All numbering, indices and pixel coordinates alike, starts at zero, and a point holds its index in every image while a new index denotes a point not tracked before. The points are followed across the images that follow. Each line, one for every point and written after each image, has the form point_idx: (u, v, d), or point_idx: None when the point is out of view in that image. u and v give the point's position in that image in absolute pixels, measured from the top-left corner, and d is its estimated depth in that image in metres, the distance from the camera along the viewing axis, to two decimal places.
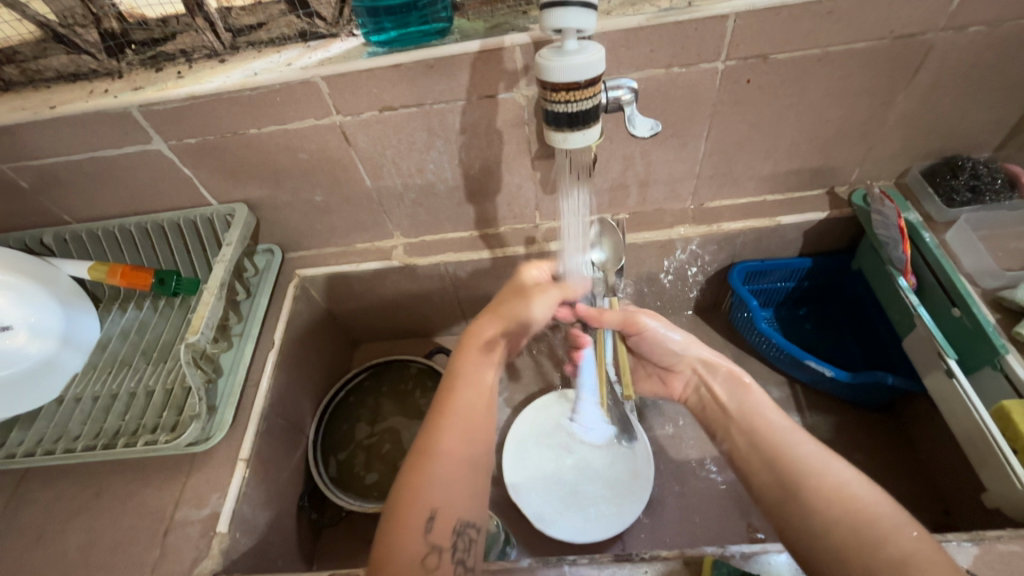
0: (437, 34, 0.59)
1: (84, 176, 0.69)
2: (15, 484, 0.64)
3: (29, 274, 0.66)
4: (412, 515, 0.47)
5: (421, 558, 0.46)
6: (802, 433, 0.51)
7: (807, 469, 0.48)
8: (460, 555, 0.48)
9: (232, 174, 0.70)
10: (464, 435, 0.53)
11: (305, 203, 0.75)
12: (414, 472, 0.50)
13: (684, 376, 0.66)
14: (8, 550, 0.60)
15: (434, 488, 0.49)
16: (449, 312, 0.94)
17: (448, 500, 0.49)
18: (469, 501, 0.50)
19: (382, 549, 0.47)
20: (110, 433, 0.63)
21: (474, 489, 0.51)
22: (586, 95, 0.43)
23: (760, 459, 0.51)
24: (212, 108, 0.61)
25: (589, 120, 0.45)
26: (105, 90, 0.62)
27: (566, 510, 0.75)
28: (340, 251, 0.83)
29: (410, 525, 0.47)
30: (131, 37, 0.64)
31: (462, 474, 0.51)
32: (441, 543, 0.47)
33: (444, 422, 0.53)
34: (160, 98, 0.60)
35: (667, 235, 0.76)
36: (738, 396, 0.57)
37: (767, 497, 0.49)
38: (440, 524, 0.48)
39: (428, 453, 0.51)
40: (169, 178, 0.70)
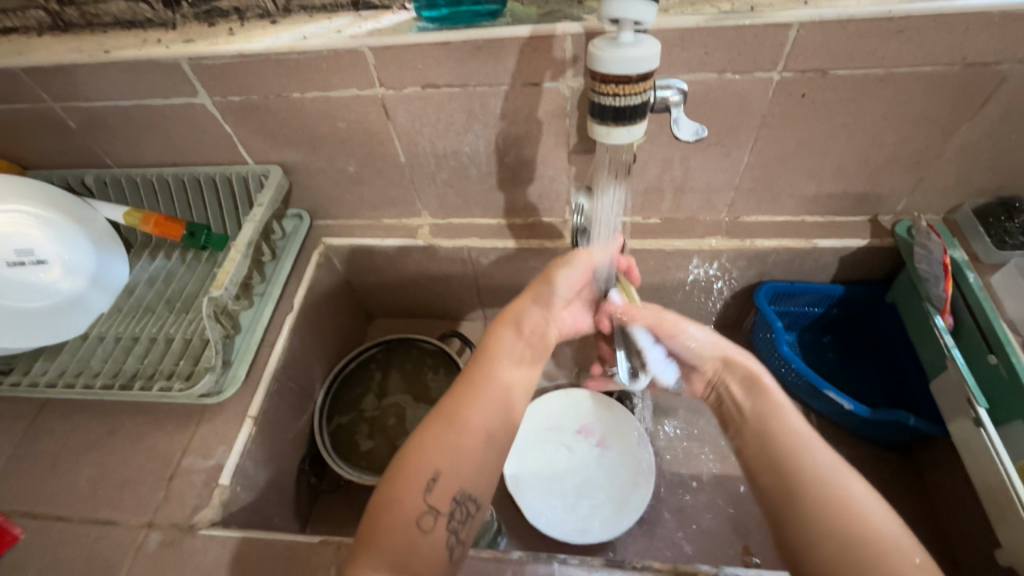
0: (488, 15, 0.58)
1: (130, 123, 0.70)
2: (34, 412, 0.67)
3: (68, 212, 0.68)
4: (411, 476, 0.48)
5: (415, 519, 0.47)
6: (821, 441, 0.49)
7: (815, 478, 0.46)
8: (453, 526, 0.48)
9: (270, 135, 0.70)
10: (491, 408, 0.53)
11: (338, 172, 0.75)
12: (427, 434, 0.51)
13: (706, 375, 0.61)
14: (24, 474, 0.62)
15: (441, 454, 0.49)
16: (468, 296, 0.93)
17: (456, 469, 0.49)
18: (475, 476, 0.50)
19: (380, 500, 0.48)
20: (129, 374, 0.65)
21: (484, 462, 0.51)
22: (635, 90, 0.42)
23: (768, 461, 0.49)
24: (259, 67, 0.62)
25: (635, 117, 0.44)
26: (158, 40, 0.63)
27: (565, 506, 0.75)
28: (367, 224, 0.84)
29: (402, 484, 0.48)
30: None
31: (478, 445, 0.51)
32: (441, 506, 0.48)
33: (474, 394, 0.54)
34: (210, 52, 0.61)
35: (696, 247, 0.75)
36: (755, 398, 0.55)
37: (768, 500, 0.48)
38: (440, 488, 0.48)
39: (445, 418, 0.52)
40: (210, 134, 0.71)
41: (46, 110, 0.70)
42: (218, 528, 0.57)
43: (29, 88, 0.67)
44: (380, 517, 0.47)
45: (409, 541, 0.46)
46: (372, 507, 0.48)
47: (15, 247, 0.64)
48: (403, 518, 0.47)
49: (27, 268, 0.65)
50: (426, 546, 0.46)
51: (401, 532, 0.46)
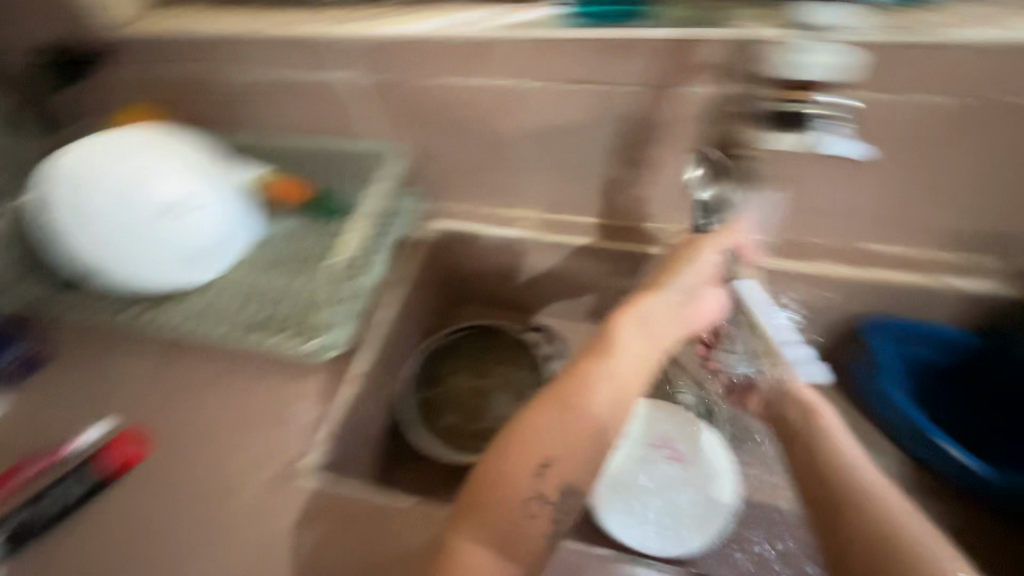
0: (627, 16, 0.59)
1: (272, 95, 0.76)
2: (161, 350, 0.74)
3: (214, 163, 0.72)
4: (519, 464, 0.50)
5: (525, 500, 0.50)
6: (897, 492, 0.51)
7: (879, 521, 0.48)
8: (558, 512, 0.51)
9: (394, 116, 0.74)
10: (609, 401, 0.52)
11: (450, 158, 0.78)
12: (534, 427, 0.51)
13: (763, 394, 0.67)
14: (150, 402, 0.69)
15: (549, 437, 0.50)
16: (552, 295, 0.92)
17: (568, 454, 0.50)
18: (584, 463, 0.51)
19: (487, 476, 0.51)
20: (248, 323, 0.70)
21: (595, 446, 0.51)
22: (800, 96, 0.51)
23: (833, 494, 0.52)
24: (401, 52, 0.66)
25: (802, 118, 0.51)
26: (310, 21, 0.68)
27: (630, 513, 0.68)
28: (465, 211, 0.84)
29: (508, 470, 0.50)
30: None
31: (586, 441, 0.51)
32: (550, 493, 0.51)
33: (588, 397, 0.51)
34: (360, 34, 0.65)
35: (770, 262, 0.74)
36: (812, 426, 0.59)
37: (822, 514, 0.52)
38: (549, 478, 0.50)
39: (549, 411, 0.51)
40: (339, 110, 0.76)
41: (197, 77, 0.76)
42: (322, 473, 0.62)
43: (189, 54, 0.73)
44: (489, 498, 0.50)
45: (521, 521, 0.50)
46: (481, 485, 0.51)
47: (159, 197, 0.66)
48: (516, 503, 0.49)
49: None
50: (528, 526, 0.50)
51: (509, 509, 0.50)
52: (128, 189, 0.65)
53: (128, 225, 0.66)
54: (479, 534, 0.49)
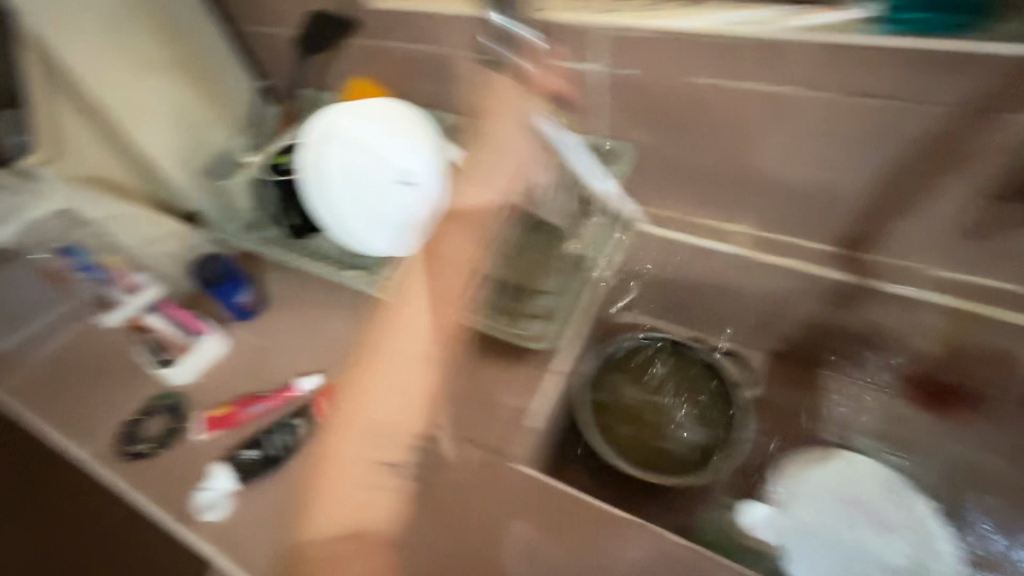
0: (965, 27, 0.51)
1: None
2: (374, 311, 0.78)
3: (437, 141, 0.75)
4: (342, 437, 0.56)
5: (355, 475, 0.55)
6: None
7: None
8: (404, 463, 0.58)
9: (635, 113, 0.72)
10: (412, 356, 0.61)
11: (678, 163, 0.74)
12: (359, 416, 0.57)
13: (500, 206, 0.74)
14: (365, 363, 0.72)
15: (375, 409, 0.57)
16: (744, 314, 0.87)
17: (398, 428, 0.58)
18: (415, 416, 0.59)
19: (326, 447, 0.56)
20: (466, 300, 0.75)
21: (425, 405, 0.60)
22: None
23: None
24: (670, 48, 0.63)
25: None
26: (577, 8, 0.68)
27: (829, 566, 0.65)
28: (675, 217, 0.80)
29: (335, 443, 0.56)
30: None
31: (404, 377, 0.60)
32: (396, 459, 0.57)
33: (398, 306, 0.62)
34: (636, 24, 0.63)
35: None
36: None
37: None
38: (379, 437, 0.57)
39: (380, 367, 0.59)
40: (574, 101, 0.73)
41: (440, 54, 0.77)
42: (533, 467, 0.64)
43: (440, 32, 0.74)
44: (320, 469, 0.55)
45: (343, 500, 0.54)
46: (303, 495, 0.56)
47: (398, 163, 0.73)
48: (344, 466, 0.55)
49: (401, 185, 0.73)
50: (369, 501, 0.55)
51: (360, 474, 0.55)
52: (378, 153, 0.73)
53: (363, 184, 0.73)
54: (316, 517, 0.54)
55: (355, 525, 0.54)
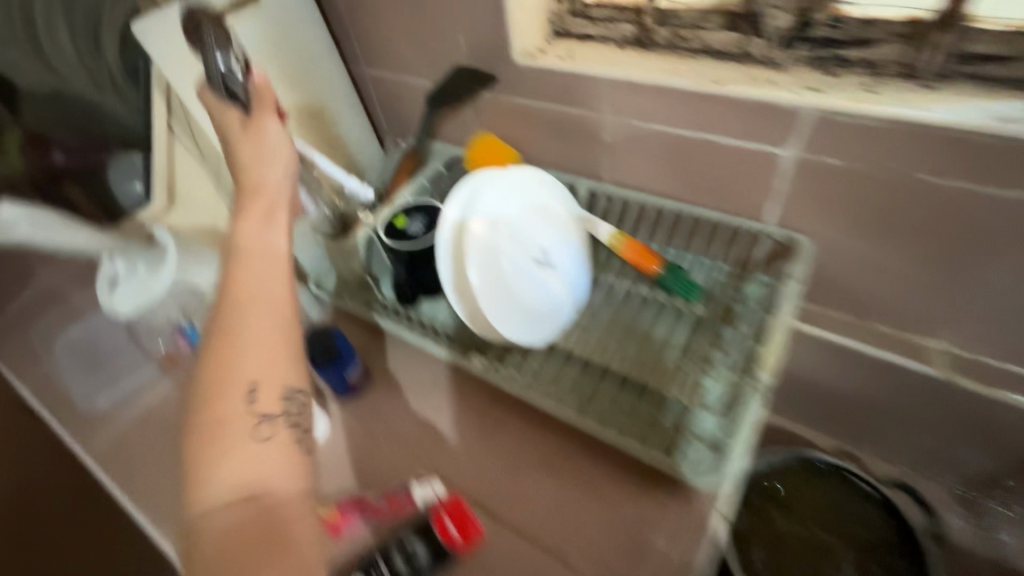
0: None
1: (667, 153, 0.67)
2: (487, 401, 0.68)
3: (568, 214, 0.69)
4: (228, 387, 0.52)
5: (243, 430, 0.51)
6: None
7: None
8: (292, 419, 0.54)
9: (822, 205, 0.61)
10: (266, 297, 0.56)
11: (870, 265, 0.62)
12: (244, 318, 0.54)
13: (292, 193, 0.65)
14: (486, 470, 0.63)
15: (251, 359, 0.53)
16: (911, 424, 0.75)
17: (270, 373, 0.53)
18: (272, 360, 0.54)
19: (209, 432, 0.50)
20: (608, 412, 0.63)
21: (274, 366, 0.54)
22: None
23: None
24: (899, 140, 0.52)
25: None
26: (772, 81, 0.57)
27: None
28: (843, 318, 0.69)
29: (220, 395, 0.51)
30: (809, 32, 0.56)
31: (266, 346, 0.54)
32: (263, 416, 0.52)
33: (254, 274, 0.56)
34: (857, 109, 0.52)
35: None
36: None
37: None
38: (261, 395, 0.52)
39: (237, 332, 0.54)
40: (747, 183, 0.64)
41: (589, 119, 0.70)
42: None
43: (597, 97, 0.67)
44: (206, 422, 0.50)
45: (236, 455, 0.49)
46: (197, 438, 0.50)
47: (534, 240, 0.65)
48: (234, 427, 0.50)
49: (539, 266, 0.65)
50: (261, 454, 0.51)
51: (243, 446, 0.50)
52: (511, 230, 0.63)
53: (500, 264, 0.62)
54: (220, 478, 0.48)
55: (253, 485, 0.49)
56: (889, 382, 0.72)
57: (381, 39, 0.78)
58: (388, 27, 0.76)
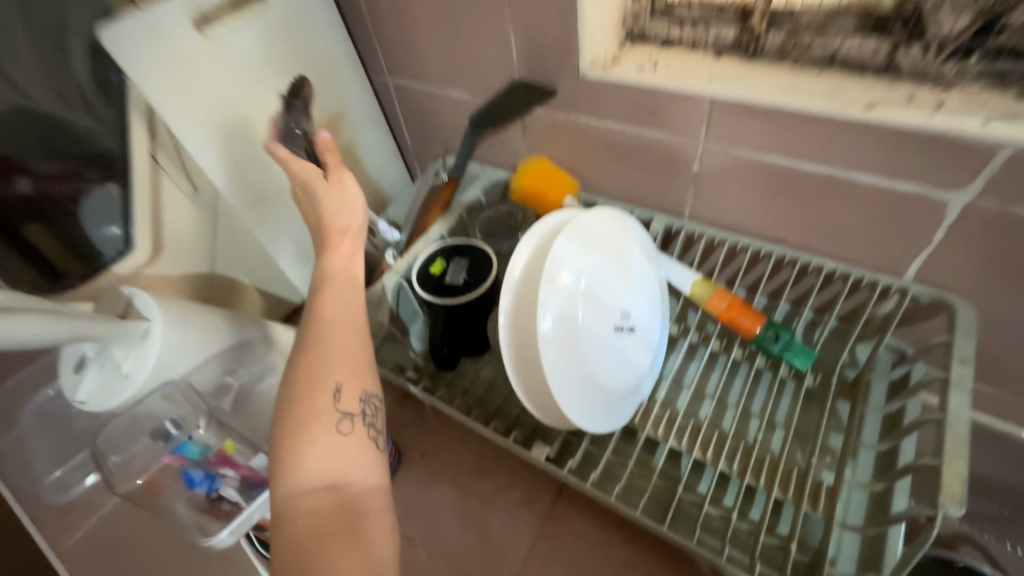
0: None
1: (776, 188, 0.53)
2: (552, 495, 0.56)
3: (648, 256, 0.56)
4: (315, 378, 0.41)
5: (330, 421, 0.40)
6: None
7: None
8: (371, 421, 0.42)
9: (988, 263, 0.47)
10: (349, 295, 0.46)
11: None
12: (328, 318, 0.44)
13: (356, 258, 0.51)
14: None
15: (333, 354, 0.42)
16: None
17: (355, 373, 0.42)
18: (354, 357, 0.43)
19: (286, 434, 0.39)
20: (709, 521, 0.50)
21: (365, 357, 0.43)
22: None
23: None
24: None
25: None
26: (939, 104, 0.43)
27: None
28: (989, 391, 0.56)
29: (306, 385, 0.40)
30: (987, 40, 0.43)
31: (355, 337, 0.44)
32: (354, 408, 0.41)
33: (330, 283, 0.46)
34: None
35: None
36: None
37: None
38: (348, 393, 0.41)
39: (320, 334, 0.43)
40: (884, 230, 0.50)
41: (673, 145, 0.56)
42: None
43: (687, 120, 0.53)
44: (289, 407, 0.40)
45: (322, 447, 0.39)
46: (277, 426, 0.40)
47: (615, 303, 0.52)
48: (318, 416, 0.39)
49: (620, 331, 0.52)
50: (348, 451, 0.39)
51: (325, 443, 0.39)
52: (589, 293, 0.50)
53: (578, 334, 0.49)
54: (305, 467, 0.38)
55: (339, 482, 0.38)
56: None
57: (410, 45, 0.65)
58: (419, 31, 0.63)
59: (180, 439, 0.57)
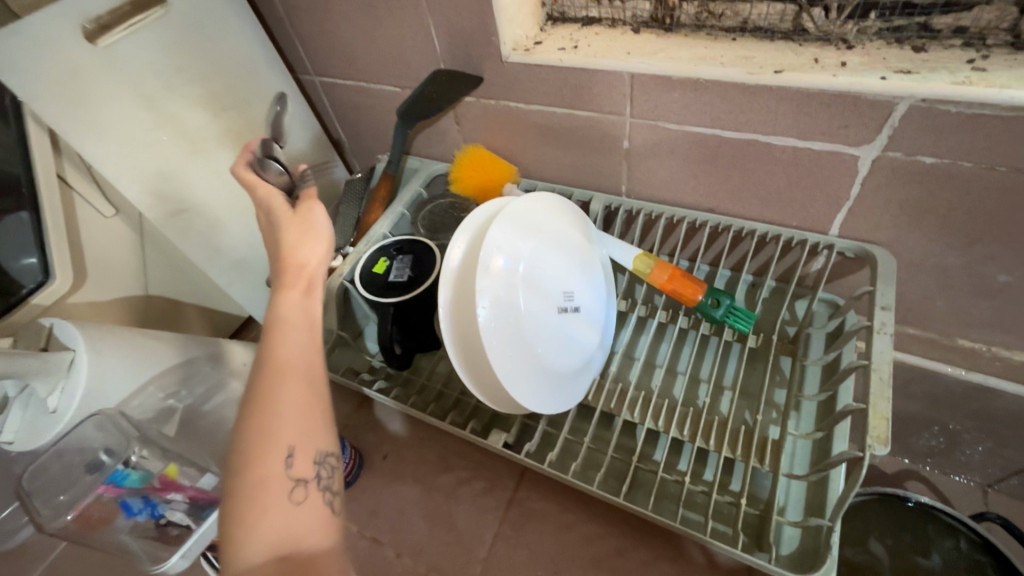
0: None
1: (701, 158, 0.55)
2: (515, 481, 0.57)
3: (586, 239, 0.57)
4: (264, 442, 0.38)
5: (282, 490, 0.38)
6: None
7: None
8: (325, 484, 0.41)
9: (902, 212, 0.49)
10: (303, 345, 0.43)
11: (960, 280, 0.52)
12: (278, 370, 0.41)
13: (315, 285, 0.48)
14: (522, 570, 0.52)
15: (285, 416, 0.40)
16: (988, 440, 0.66)
17: (309, 433, 0.40)
18: (308, 418, 0.41)
19: (235, 503, 0.37)
20: (665, 486, 0.52)
21: (320, 412, 0.42)
22: None
23: None
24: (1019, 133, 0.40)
25: None
26: (842, 63, 0.44)
27: None
28: (917, 334, 0.59)
29: (256, 451, 0.38)
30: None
31: (310, 394, 0.42)
32: (307, 473, 0.39)
33: (284, 331, 0.43)
34: (967, 96, 0.39)
35: None
36: None
37: None
38: (301, 456, 0.39)
39: (272, 391, 0.40)
40: (809, 188, 0.52)
41: (601, 122, 0.57)
42: None
43: (613, 97, 0.53)
44: (239, 475, 0.38)
45: (275, 515, 0.37)
46: (225, 494, 0.38)
47: (556, 285, 0.52)
48: (271, 484, 0.38)
49: (566, 313, 0.53)
50: (302, 519, 0.38)
51: (274, 514, 0.37)
52: (528, 278, 0.50)
53: (521, 319, 0.49)
54: (255, 537, 0.36)
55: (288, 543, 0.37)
56: (965, 397, 0.63)
57: (333, 41, 0.63)
58: (339, 26, 0.61)
59: (113, 467, 0.54)
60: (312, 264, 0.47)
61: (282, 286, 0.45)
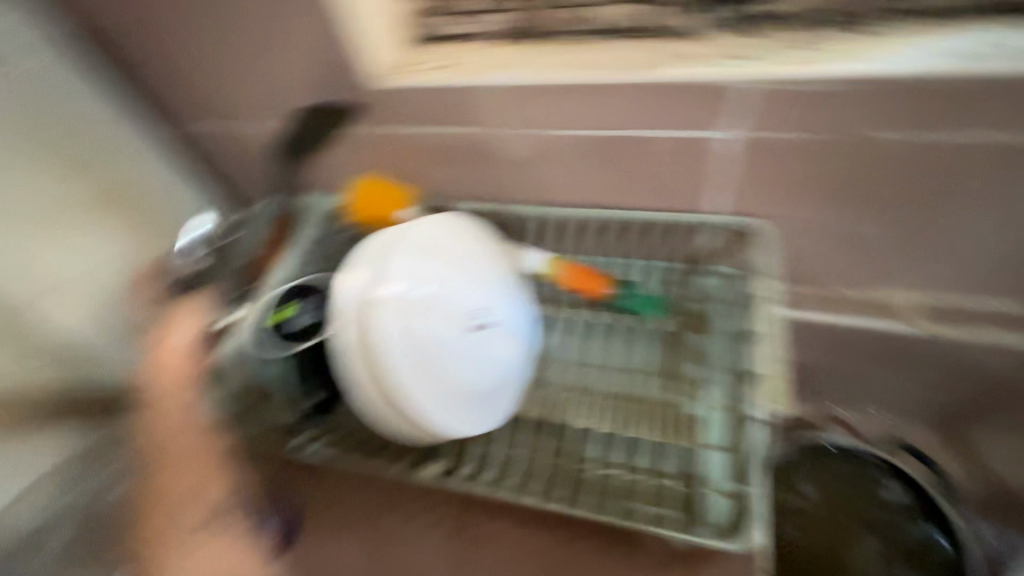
0: None
1: (583, 158, 0.57)
2: (458, 508, 0.55)
3: (494, 255, 0.57)
4: (160, 496, 0.50)
5: (183, 531, 0.48)
6: None
7: None
8: (225, 519, 0.50)
9: (774, 183, 0.53)
10: (178, 417, 0.53)
11: (829, 235, 0.56)
12: (172, 437, 0.52)
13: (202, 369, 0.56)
14: None
15: (185, 473, 0.50)
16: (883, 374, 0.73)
17: (196, 481, 0.50)
18: (197, 468, 0.51)
19: (151, 555, 0.48)
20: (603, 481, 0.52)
21: (206, 465, 0.51)
22: None
23: None
24: (839, 102, 0.45)
25: None
26: (685, 56, 0.48)
27: None
28: (811, 290, 0.63)
29: (155, 504, 0.50)
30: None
31: (188, 451, 0.51)
32: (198, 515, 0.49)
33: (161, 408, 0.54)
34: (791, 76, 0.44)
35: None
36: None
37: None
38: (192, 505, 0.49)
39: (167, 454, 0.51)
40: (691, 174, 0.55)
41: (484, 136, 0.58)
42: None
43: (491, 109, 0.55)
44: (145, 533, 0.49)
45: (182, 557, 0.47)
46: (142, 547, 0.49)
47: (463, 304, 0.52)
48: (176, 533, 0.48)
49: (477, 331, 0.52)
50: (206, 557, 0.47)
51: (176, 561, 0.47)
52: (419, 302, 0.49)
53: (426, 343, 0.48)
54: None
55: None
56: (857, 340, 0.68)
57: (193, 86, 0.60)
58: (194, 69, 0.58)
59: None
60: (181, 349, 0.55)
61: (163, 371, 0.55)
